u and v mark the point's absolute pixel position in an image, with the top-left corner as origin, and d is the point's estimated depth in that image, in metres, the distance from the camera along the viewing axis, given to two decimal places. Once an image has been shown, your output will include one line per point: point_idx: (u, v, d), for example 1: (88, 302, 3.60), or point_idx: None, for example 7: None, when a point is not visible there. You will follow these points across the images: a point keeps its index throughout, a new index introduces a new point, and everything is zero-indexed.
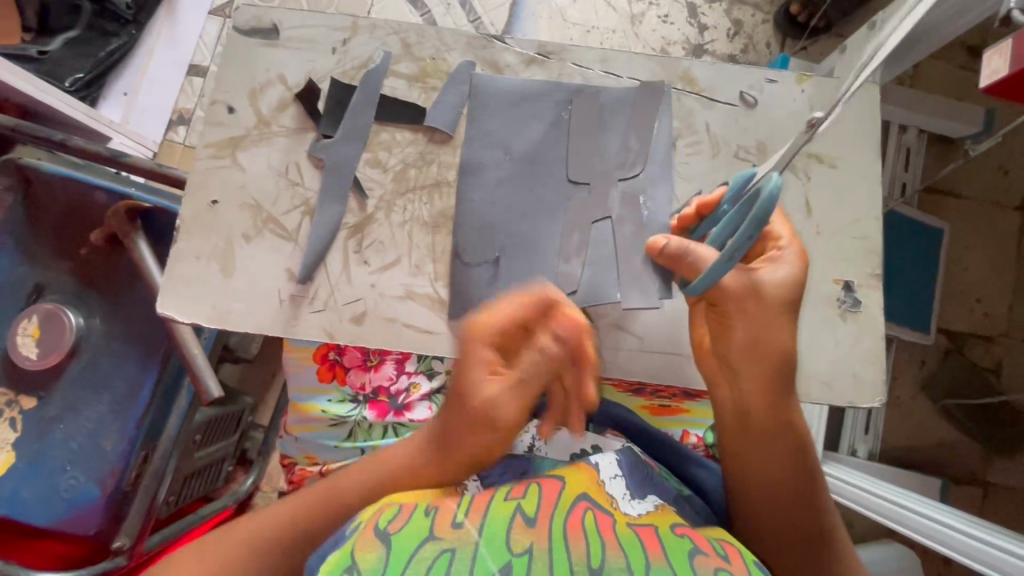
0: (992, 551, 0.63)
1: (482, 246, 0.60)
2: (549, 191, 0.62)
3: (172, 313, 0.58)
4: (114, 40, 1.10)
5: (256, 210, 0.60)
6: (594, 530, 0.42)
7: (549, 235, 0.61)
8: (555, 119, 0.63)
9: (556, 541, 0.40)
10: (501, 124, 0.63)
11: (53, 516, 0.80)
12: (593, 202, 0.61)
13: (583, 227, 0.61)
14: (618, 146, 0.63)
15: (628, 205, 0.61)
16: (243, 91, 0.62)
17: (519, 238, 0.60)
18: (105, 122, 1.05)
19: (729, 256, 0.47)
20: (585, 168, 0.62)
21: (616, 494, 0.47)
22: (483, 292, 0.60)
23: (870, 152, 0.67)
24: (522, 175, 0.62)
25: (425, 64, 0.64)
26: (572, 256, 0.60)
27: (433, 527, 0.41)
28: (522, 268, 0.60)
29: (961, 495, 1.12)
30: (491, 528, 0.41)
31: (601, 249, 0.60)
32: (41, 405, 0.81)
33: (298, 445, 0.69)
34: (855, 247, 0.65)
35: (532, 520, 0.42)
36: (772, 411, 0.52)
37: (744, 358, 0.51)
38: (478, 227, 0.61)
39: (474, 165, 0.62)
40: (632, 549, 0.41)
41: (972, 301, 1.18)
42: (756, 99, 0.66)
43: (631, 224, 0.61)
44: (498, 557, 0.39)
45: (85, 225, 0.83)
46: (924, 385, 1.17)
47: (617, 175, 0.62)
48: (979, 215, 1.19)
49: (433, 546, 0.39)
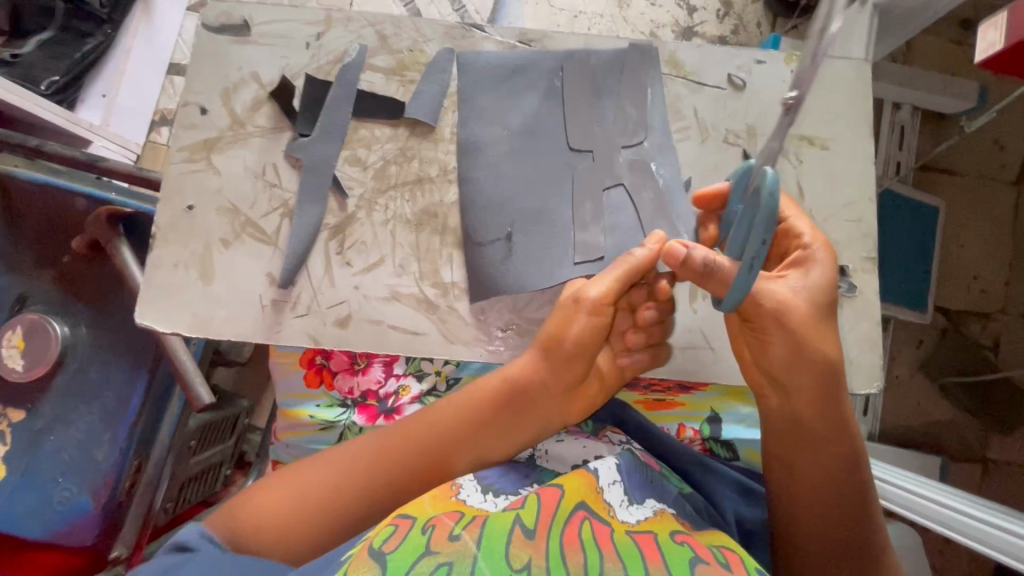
0: (990, 530, 0.63)
1: (493, 221, 0.59)
2: (548, 156, 0.60)
3: (152, 324, 0.57)
4: (90, 41, 1.06)
5: (234, 214, 0.59)
6: (592, 543, 0.42)
7: (559, 207, 0.58)
8: (547, 90, 0.61)
9: (555, 560, 0.41)
10: (483, 116, 0.61)
11: (48, 528, 0.79)
12: (601, 167, 0.59)
13: (595, 195, 0.58)
14: (614, 114, 0.60)
15: (639, 172, 0.59)
16: (215, 91, 0.61)
17: (527, 210, 0.58)
18: (85, 126, 1.04)
19: (750, 266, 0.45)
20: (585, 136, 0.60)
21: (615, 501, 0.47)
22: (499, 268, 0.58)
23: (863, 132, 0.65)
24: (521, 147, 0.60)
25: (402, 56, 0.62)
26: (589, 226, 0.57)
27: (430, 541, 0.42)
28: (537, 241, 0.58)
29: (960, 473, 1.12)
30: (490, 541, 0.41)
31: (619, 215, 0.58)
32: (30, 416, 0.80)
33: (288, 450, 0.68)
34: (850, 229, 0.64)
35: (532, 532, 0.42)
36: (825, 417, 0.51)
37: (792, 372, 0.50)
38: (484, 208, 0.59)
39: (473, 143, 0.60)
40: (630, 559, 0.41)
41: (968, 278, 1.17)
42: (744, 82, 0.65)
43: (650, 192, 0.58)
44: (497, 571, 0.40)
45: (65, 232, 0.81)
46: (922, 364, 1.16)
47: (620, 146, 0.59)
48: (975, 192, 1.18)
49: (431, 561, 0.40)
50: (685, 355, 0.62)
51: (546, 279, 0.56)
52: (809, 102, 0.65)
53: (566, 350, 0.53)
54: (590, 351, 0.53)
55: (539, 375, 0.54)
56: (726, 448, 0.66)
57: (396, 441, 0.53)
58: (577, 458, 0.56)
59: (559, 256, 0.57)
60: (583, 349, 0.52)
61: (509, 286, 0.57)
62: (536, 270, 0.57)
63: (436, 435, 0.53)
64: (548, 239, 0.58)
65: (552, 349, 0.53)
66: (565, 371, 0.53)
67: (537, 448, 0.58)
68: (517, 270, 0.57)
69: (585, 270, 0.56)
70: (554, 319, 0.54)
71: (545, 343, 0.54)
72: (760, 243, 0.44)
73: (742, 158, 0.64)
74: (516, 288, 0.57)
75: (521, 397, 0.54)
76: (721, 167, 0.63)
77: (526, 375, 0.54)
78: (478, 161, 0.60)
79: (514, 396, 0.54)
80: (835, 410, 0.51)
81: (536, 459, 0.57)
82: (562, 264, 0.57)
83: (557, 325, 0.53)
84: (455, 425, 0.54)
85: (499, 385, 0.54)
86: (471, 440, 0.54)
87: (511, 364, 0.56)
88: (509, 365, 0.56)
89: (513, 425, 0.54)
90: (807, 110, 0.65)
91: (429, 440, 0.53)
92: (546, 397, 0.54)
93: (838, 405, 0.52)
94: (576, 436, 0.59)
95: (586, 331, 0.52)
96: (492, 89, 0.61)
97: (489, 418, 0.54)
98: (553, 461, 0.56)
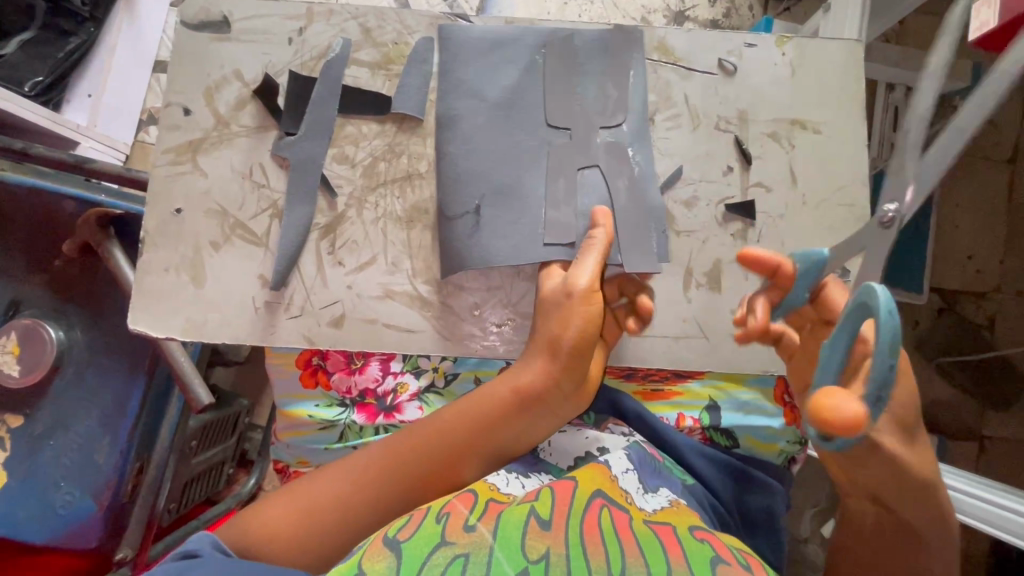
0: (993, 509, 0.65)
1: (463, 195, 0.57)
2: (525, 133, 0.59)
3: (145, 329, 0.56)
4: (73, 40, 1.04)
5: (222, 216, 0.58)
6: (611, 530, 0.44)
7: (532, 184, 0.58)
8: (529, 63, 0.60)
9: (574, 547, 0.43)
10: (461, 87, 0.60)
11: (52, 532, 0.80)
12: (577, 143, 0.59)
13: (568, 172, 0.58)
14: (596, 91, 0.60)
15: (615, 154, 0.59)
16: (198, 91, 0.60)
17: (500, 187, 0.57)
18: (71, 127, 1.02)
19: (880, 394, 0.36)
20: (564, 113, 0.59)
21: (630, 489, 0.49)
22: (467, 244, 0.57)
23: (856, 114, 0.65)
24: (500, 120, 0.59)
25: (387, 49, 0.61)
26: (561, 205, 0.57)
27: (445, 531, 0.44)
28: (506, 218, 0.57)
29: (958, 451, 1.13)
30: (505, 532, 0.44)
31: (592, 194, 0.58)
32: (28, 422, 0.79)
33: (290, 450, 0.69)
34: (844, 214, 0.64)
35: (547, 523, 0.44)
36: (918, 514, 0.47)
37: (885, 485, 0.46)
38: (459, 179, 0.58)
39: (450, 118, 0.59)
40: (650, 550, 0.43)
41: (963, 258, 1.17)
42: (735, 67, 0.64)
43: (624, 179, 0.58)
44: (515, 562, 0.42)
45: (53, 236, 0.80)
46: (919, 344, 1.17)
47: (598, 125, 0.59)
48: (969, 171, 1.18)
49: (446, 552, 0.43)
50: (680, 344, 0.62)
51: (514, 259, 0.56)
52: (801, 85, 0.65)
53: (569, 349, 0.48)
54: (592, 348, 0.49)
55: (547, 381, 0.50)
56: (727, 436, 0.66)
57: (404, 454, 0.51)
58: (580, 449, 0.56)
59: (529, 235, 0.56)
60: (583, 348, 0.48)
61: (476, 263, 0.56)
62: (504, 249, 0.56)
63: (444, 446, 0.51)
64: (518, 216, 0.57)
65: (552, 350, 0.49)
66: (570, 375, 0.49)
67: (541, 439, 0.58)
68: (484, 248, 0.56)
69: (554, 253, 0.56)
70: (551, 316, 0.50)
71: (547, 346, 0.50)
72: (889, 365, 0.35)
73: (734, 144, 0.64)
74: (482, 266, 0.56)
75: (530, 408, 0.50)
76: (713, 154, 0.63)
77: (532, 381, 0.50)
78: (461, 142, 0.59)
79: (522, 407, 0.50)
80: (925, 511, 0.47)
81: (539, 454, 0.57)
82: (532, 244, 0.56)
83: (559, 325, 0.49)
84: (463, 436, 0.51)
85: (506, 394, 0.51)
86: (482, 449, 0.51)
87: (514, 370, 0.52)
88: (512, 371, 0.52)
89: (524, 432, 0.52)
90: (800, 94, 0.65)
91: (436, 451, 0.51)
92: (553, 405, 0.50)
93: (930, 503, 0.47)
94: (578, 428, 0.59)
95: (586, 326, 0.49)
96: (475, 57, 0.60)
97: (498, 428, 0.51)
98: (556, 454, 0.57)
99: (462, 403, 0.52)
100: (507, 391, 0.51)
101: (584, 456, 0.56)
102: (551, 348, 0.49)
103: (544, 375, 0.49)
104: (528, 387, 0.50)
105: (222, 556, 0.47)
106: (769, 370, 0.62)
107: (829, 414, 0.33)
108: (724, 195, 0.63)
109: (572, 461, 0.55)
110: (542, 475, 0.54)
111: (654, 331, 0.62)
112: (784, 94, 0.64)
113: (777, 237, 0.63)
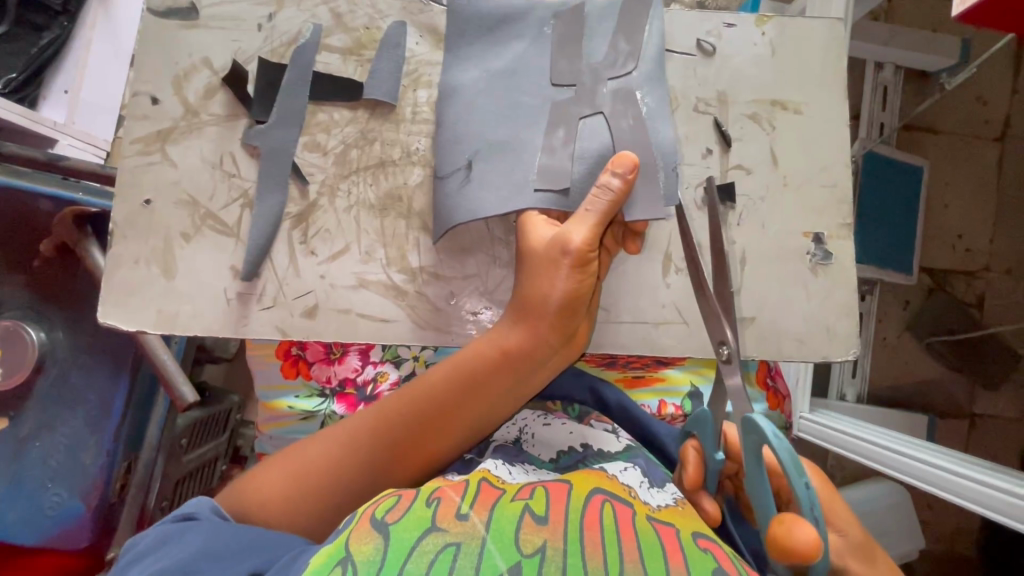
0: (977, 486, 0.66)
1: (455, 152, 0.56)
2: (528, 96, 0.57)
3: (116, 323, 0.55)
4: (46, 35, 1.01)
5: (193, 207, 0.57)
6: (612, 529, 0.40)
7: (529, 137, 0.56)
8: (536, 36, 0.59)
9: (572, 542, 0.39)
10: (467, 62, 0.59)
11: (40, 535, 0.78)
12: (582, 98, 0.56)
13: (569, 120, 0.55)
14: (605, 50, 0.57)
15: (622, 100, 0.56)
16: (166, 79, 0.58)
17: (497, 142, 0.56)
18: (47, 124, 1.00)
19: (815, 515, 0.41)
20: (570, 71, 0.57)
21: (632, 484, 0.47)
22: (455, 203, 0.56)
23: (836, 93, 0.64)
24: (498, 102, 0.57)
25: (359, 35, 0.60)
26: (557, 150, 0.55)
27: (436, 516, 0.40)
28: (499, 171, 0.55)
29: (948, 429, 1.14)
30: (499, 524, 0.39)
31: (592, 141, 0.55)
32: (13, 423, 0.78)
33: (272, 441, 0.69)
34: (824, 194, 0.63)
35: (543, 518, 0.40)
36: None
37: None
38: (453, 136, 0.57)
39: (453, 88, 0.58)
40: (651, 551, 0.39)
41: (952, 238, 1.17)
42: (714, 47, 0.63)
43: (630, 119, 0.55)
44: (507, 556, 0.38)
45: (30, 234, 0.77)
46: (908, 324, 1.17)
47: (606, 77, 0.56)
48: (958, 149, 1.17)
49: (436, 539, 0.38)
50: (660, 331, 0.61)
51: (501, 207, 0.54)
52: (781, 65, 0.64)
53: (554, 304, 0.49)
54: (577, 305, 0.50)
55: (533, 340, 0.50)
56: None
57: (391, 414, 0.50)
58: (561, 445, 0.55)
59: (520, 182, 0.54)
60: (570, 303, 0.50)
61: (463, 218, 0.55)
62: (493, 197, 0.54)
63: (429, 406, 0.50)
64: (511, 165, 0.55)
65: (538, 306, 0.50)
66: (554, 332, 0.51)
67: (524, 430, 0.57)
68: (472, 201, 0.55)
69: (543, 200, 0.54)
70: (537, 273, 0.50)
71: (530, 302, 0.50)
72: (806, 488, 0.41)
73: (713, 126, 0.63)
74: (470, 217, 0.54)
75: (516, 366, 0.51)
76: (692, 135, 0.62)
77: (517, 341, 0.50)
78: (462, 108, 0.57)
79: (508, 365, 0.51)
80: None
81: (522, 445, 0.55)
82: (522, 194, 0.54)
83: (546, 282, 0.49)
84: (448, 396, 0.50)
85: (491, 353, 0.51)
86: (467, 409, 0.51)
87: (500, 329, 0.52)
88: (497, 332, 0.52)
89: (510, 391, 0.52)
90: (780, 72, 0.64)
91: (422, 411, 0.50)
92: (538, 363, 0.51)
93: None
94: (562, 421, 0.58)
95: (572, 284, 0.49)
96: (477, 43, 0.59)
97: (484, 387, 0.51)
98: (538, 446, 0.55)
99: (447, 362, 0.52)
100: (493, 350, 0.51)
101: (567, 451, 0.54)
102: (536, 303, 0.50)
103: (530, 333, 0.50)
104: (513, 346, 0.50)
105: (222, 520, 0.44)
106: (752, 356, 0.62)
107: (788, 542, 0.39)
108: (703, 176, 0.62)
109: (555, 454, 0.54)
110: (528, 466, 0.51)
111: (634, 316, 0.61)
112: (765, 70, 0.64)
113: (758, 218, 0.63)
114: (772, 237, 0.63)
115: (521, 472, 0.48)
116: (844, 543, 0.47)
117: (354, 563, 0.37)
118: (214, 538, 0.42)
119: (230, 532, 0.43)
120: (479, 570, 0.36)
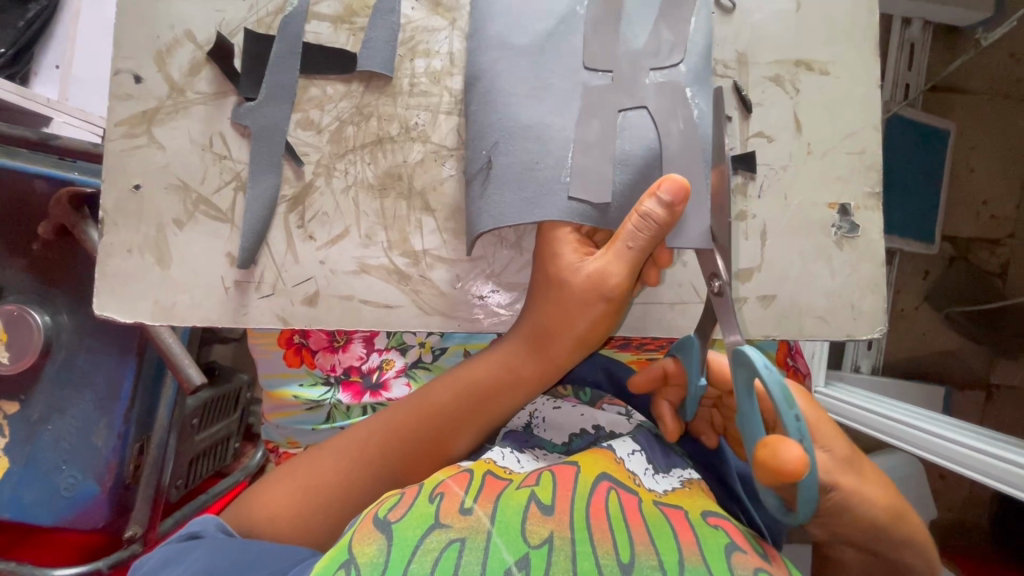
0: (998, 464, 0.64)
1: (474, 150, 0.53)
2: (558, 80, 0.53)
3: (110, 314, 0.54)
4: (33, 6, 0.96)
5: (184, 191, 0.55)
6: (620, 517, 0.39)
7: (561, 126, 0.52)
8: (565, 17, 0.54)
9: (580, 530, 0.37)
10: (485, 36, 0.54)
11: (58, 516, 0.79)
12: (620, 86, 0.53)
13: (607, 113, 0.52)
14: (647, 38, 0.53)
15: (668, 96, 0.52)
16: (148, 55, 0.54)
17: (519, 125, 0.52)
18: (40, 101, 0.95)
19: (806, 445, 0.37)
20: (605, 58, 0.53)
21: (638, 470, 0.44)
22: (478, 207, 0.53)
23: (865, 54, 0.60)
24: (526, 68, 0.53)
25: (349, 0, 0.56)
26: (593, 148, 0.51)
27: (439, 513, 0.38)
28: (523, 162, 0.51)
29: (965, 400, 1.10)
30: (504, 516, 0.38)
31: (638, 136, 0.51)
32: (24, 408, 0.78)
33: (279, 430, 0.69)
34: (852, 162, 0.60)
35: (549, 508, 0.39)
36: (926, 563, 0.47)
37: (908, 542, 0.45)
38: (470, 134, 0.54)
39: (475, 72, 0.54)
40: (663, 535, 0.38)
41: (978, 204, 1.12)
42: (733, 4, 0.58)
43: (680, 121, 0.51)
44: (514, 547, 0.36)
45: (28, 217, 0.75)
46: (927, 295, 1.13)
47: (648, 67, 0.53)
48: (988, 111, 1.11)
49: (440, 536, 0.37)
50: (675, 311, 0.59)
51: (528, 216, 0.50)
52: (806, 23, 0.59)
53: (578, 332, 0.48)
54: (601, 333, 0.49)
55: (550, 363, 0.49)
56: None
57: (399, 431, 0.48)
58: (575, 428, 0.53)
59: (551, 184, 0.51)
60: (593, 330, 0.49)
61: (487, 225, 0.52)
62: (516, 203, 0.51)
63: (436, 424, 0.48)
64: (535, 159, 0.51)
65: (560, 337, 0.49)
66: (573, 355, 0.50)
67: (534, 415, 0.55)
68: (496, 206, 0.51)
69: (579, 212, 0.50)
70: (567, 299, 0.48)
71: (549, 325, 0.49)
72: (795, 419, 0.38)
73: (733, 90, 0.58)
74: (495, 225, 0.51)
75: (527, 390, 0.50)
76: None
77: (530, 360, 0.49)
78: (484, 94, 0.53)
79: (519, 388, 0.49)
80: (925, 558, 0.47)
81: (534, 430, 0.53)
82: (553, 194, 0.50)
83: (574, 310, 0.48)
84: (458, 415, 0.49)
85: (503, 372, 0.50)
86: (475, 427, 0.49)
87: (513, 347, 0.50)
88: (509, 352, 0.50)
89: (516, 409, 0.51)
90: (805, 31, 0.59)
91: (430, 429, 0.48)
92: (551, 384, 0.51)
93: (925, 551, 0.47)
94: (573, 405, 0.55)
95: (601, 319, 0.48)
96: (508, 8, 0.54)
97: (493, 407, 0.49)
98: (550, 431, 0.53)
99: (455, 380, 0.50)
100: (507, 373, 0.50)
101: (579, 434, 0.52)
102: (556, 334, 0.49)
103: (547, 355, 0.49)
104: (528, 367, 0.49)
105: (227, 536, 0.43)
106: (773, 335, 0.59)
107: (775, 462, 0.35)
108: None
109: (567, 438, 0.52)
110: (539, 452, 0.49)
111: (648, 297, 0.59)
112: (789, 29, 0.59)
113: (779, 191, 0.59)
114: (796, 213, 0.59)
115: (530, 460, 0.46)
116: (832, 459, 0.42)
117: (357, 565, 0.36)
118: (214, 560, 0.40)
119: (238, 547, 0.41)
120: (485, 564, 0.35)
